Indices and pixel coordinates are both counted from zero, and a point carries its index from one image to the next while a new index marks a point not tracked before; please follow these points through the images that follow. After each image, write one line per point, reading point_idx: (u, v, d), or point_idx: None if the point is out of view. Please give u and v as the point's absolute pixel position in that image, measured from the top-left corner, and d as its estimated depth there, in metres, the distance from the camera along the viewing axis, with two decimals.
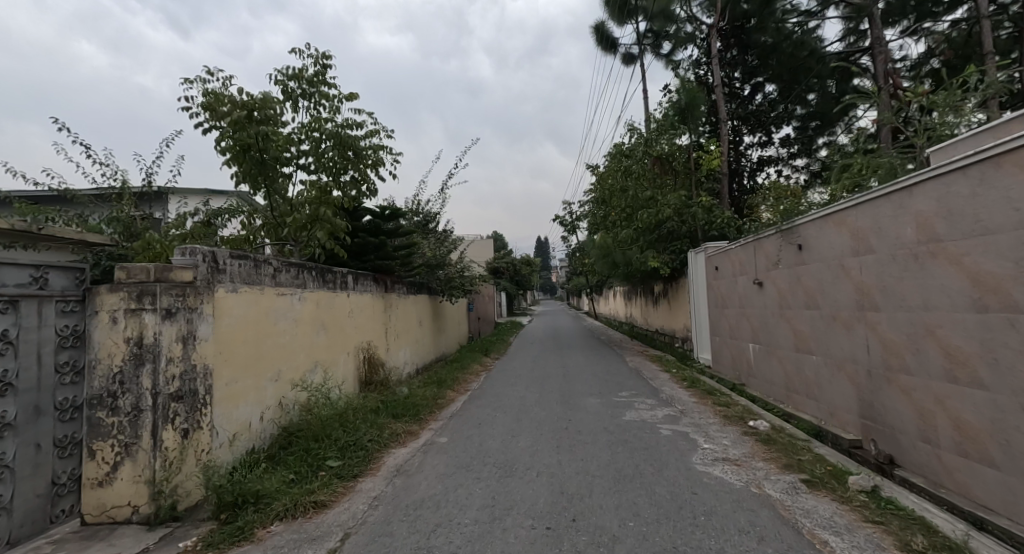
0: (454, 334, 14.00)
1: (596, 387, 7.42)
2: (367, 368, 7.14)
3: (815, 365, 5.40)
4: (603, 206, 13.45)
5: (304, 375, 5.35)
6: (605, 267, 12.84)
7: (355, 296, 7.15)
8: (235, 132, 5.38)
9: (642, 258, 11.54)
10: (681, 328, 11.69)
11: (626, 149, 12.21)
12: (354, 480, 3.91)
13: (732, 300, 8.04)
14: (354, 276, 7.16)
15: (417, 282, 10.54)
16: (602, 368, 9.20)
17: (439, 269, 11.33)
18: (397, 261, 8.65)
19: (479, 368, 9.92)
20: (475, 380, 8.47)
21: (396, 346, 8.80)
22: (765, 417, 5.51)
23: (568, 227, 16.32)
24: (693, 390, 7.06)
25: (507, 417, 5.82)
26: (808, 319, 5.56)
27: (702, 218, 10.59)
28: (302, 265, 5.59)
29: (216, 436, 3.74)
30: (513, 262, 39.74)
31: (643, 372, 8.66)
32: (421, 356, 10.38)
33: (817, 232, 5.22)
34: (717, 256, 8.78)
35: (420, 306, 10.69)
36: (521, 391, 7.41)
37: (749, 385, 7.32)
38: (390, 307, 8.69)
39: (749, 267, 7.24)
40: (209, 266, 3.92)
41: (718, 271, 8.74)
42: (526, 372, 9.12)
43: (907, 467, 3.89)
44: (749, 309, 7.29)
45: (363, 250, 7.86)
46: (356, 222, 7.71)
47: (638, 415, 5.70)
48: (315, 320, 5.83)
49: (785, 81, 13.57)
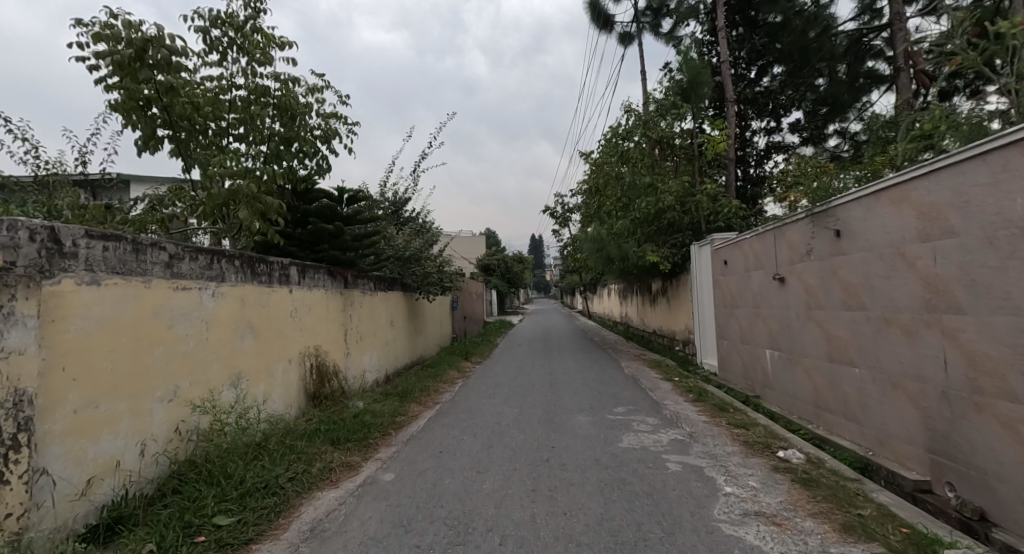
0: (435, 334, 12.93)
1: (586, 399, 6.39)
2: (316, 379, 6.05)
3: (856, 379, 4.34)
4: (596, 196, 12.35)
5: (219, 390, 4.25)
6: (599, 263, 11.77)
7: (302, 293, 6.06)
8: (126, 81, 4.21)
9: (640, 252, 10.48)
10: (682, 330, 10.66)
11: (622, 130, 11.06)
12: (242, 549, 2.78)
13: (744, 299, 6.99)
14: (301, 268, 6.06)
15: (387, 277, 9.41)
16: (593, 375, 8.18)
17: (414, 262, 10.19)
18: (360, 252, 7.54)
19: (456, 375, 8.85)
20: (448, 391, 7.35)
21: (358, 352, 7.70)
22: (796, 444, 4.44)
23: (560, 220, 15.24)
24: (701, 404, 6.01)
25: (477, 442, 4.74)
26: (846, 322, 4.50)
27: (707, 207, 9.54)
28: (220, 253, 4.48)
29: (40, 489, 2.61)
30: (505, 260, 38.74)
31: (641, 381, 7.57)
32: (392, 361, 9.30)
33: (862, 214, 4.15)
34: (725, 249, 7.75)
35: (392, 305, 9.60)
36: (498, 405, 6.34)
37: (766, 399, 6.26)
38: (351, 306, 7.61)
39: (766, 260, 6.19)
40: (44, 248, 2.80)
41: (726, 265, 7.72)
42: (508, 380, 8.02)
43: (1009, 529, 2.82)
44: (767, 309, 6.23)
45: (316, 239, 6.73)
46: (303, 203, 6.66)
47: (637, 440, 4.61)
48: (241, 322, 4.74)
49: (794, 63, 12.49)
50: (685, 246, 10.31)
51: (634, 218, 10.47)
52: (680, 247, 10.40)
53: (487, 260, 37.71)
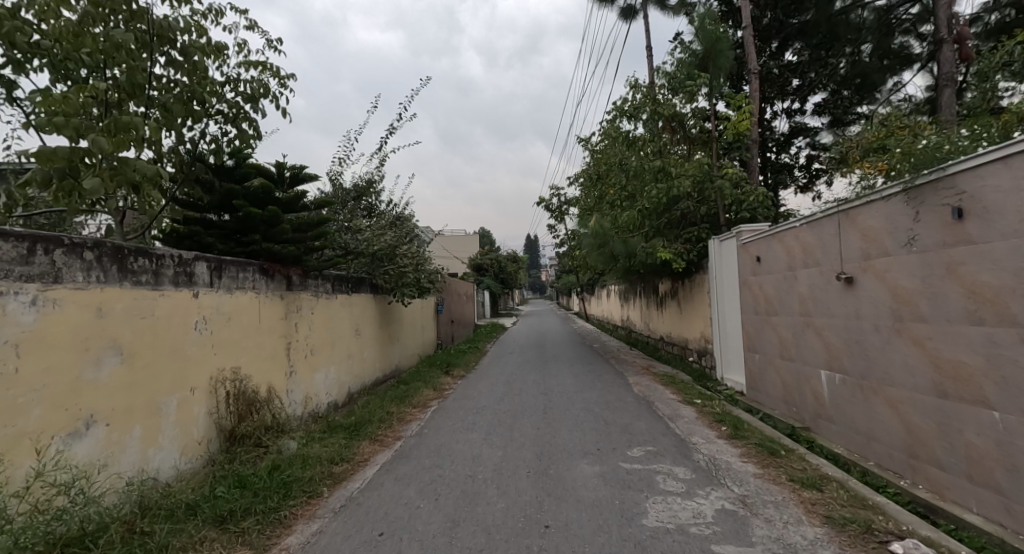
0: (415, 343, 11.47)
1: (590, 434, 4.98)
2: (235, 414, 4.61)
3: (994, 427, 2.93)
4: (597, 185, 10.97)
5: (42, 446, 2.75)
6: (602, 262, 10.36)
7: (220, 300, 4.62)
8: None
9: (649, 248, 9.07)
10: (697, 338, 9.27)
11: (628, 107, 9.64)
12: None
13: (789, 304, 5.59)
14: (219, 265, 4.62)
15: (351, 277, 7.96)
16: (596, 397, 6.77)
17: (383, 259, 8.72)
18: (309, 245, 6.08)
19: (433, 395, 7.40)
20: (416, 420, 5.90)
21: (305, 373, 6.26)
22: (902, 521, 3.02)
23: (556, 214, 13.80)
24: (741, 444, 4.59)
25: (438, 515, 3.30)
26: (971, 342, 3.07)
27: (730, 194, 8.13)
28: (53, 238, 2.97)
29: None
30: (498, 260, 37.40)
31: (655, 406, 6.16)
32: (355, 378, 7.86)
33: (1013, 181, 2.72)
34: (759, 244, 6.39)
35: (357, 311, 8.18)
36: (476, 443, 4.91)
37: (823, 436, 4.84)
38: (297, 314, 6.16)
39: (824, 255, 4.80)
40: None
41: (761, 263, 6.35)
42: (493, 404, 6.58)
43: None
44: (825, 320, 4.81)
45: (248, 226, 5.29)
46: (223, 180, 5.30)
47: (668, 514, 3.18)
48: (99, 340, 3.25)
49: (817, 38, 11.01)
50: (700, 241, 8.92)
51: (642, 209, 9.07)
52: (696, 242, 9.01)
53: (479, 260, 36.25)
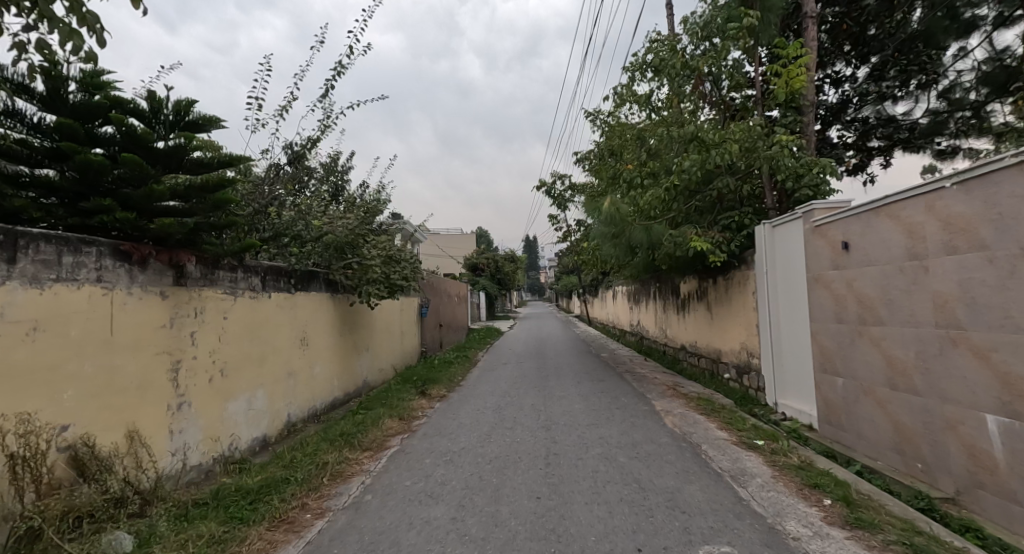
0: (389, 353, 9.69)
1: (623, 517, 3.12)
2: (31, 489, 2.74)
3: None
4: (608, 164, 9.17)
5: None
6: (616, 255, 8.56)
7: (11, 299, 2.75)
8: None
9: (677, 238, 7.25)
10: (737, 351, 7.52)
11: (650, 60, 7.78)
12: None
13: (910, 310, 3.77)
14: (10, 241, 2.77)
15: (294, 271, 6.22)
16: (616, 435, 4.94)
17: (342, 249, 7.08)
18: (211, 223, 4.24)
19: (399, 428, 5.59)
20: (359, 478, 4.05)
21: (209, 403, 4.44)
22: None
23: (558, 202, 11.98)
24: (875, 544, 2.74)
25: None
26: None
27: (787, 168, 6.42)
28: None
29: None
30: (496, 260, 35.79)
31: (704, 455, 4.32)
32: (294, 403, 6.03)
33: None
34: (848, 225, 4.58)
35: (302, 316, 6.40)
36: (441, 531, 3.04)
37: (1001, 524, 2.98)
38: (194, 321, 4.31)
39: (1002, 231, 2.96)
40: None
41: (849, 252, 4.56)
42: (474, 448, 4.73)
43: None
44: (1004, 336, 2.97)
45: (94, 183, 3.45)
46: (60, 117, 3.48)
47: None
48: None
49: None
50: (742, 230, 7.15)
51: (668, 188, 7.28)
52: (736, 230, 7.30)
53: (475, 260, 34.70)
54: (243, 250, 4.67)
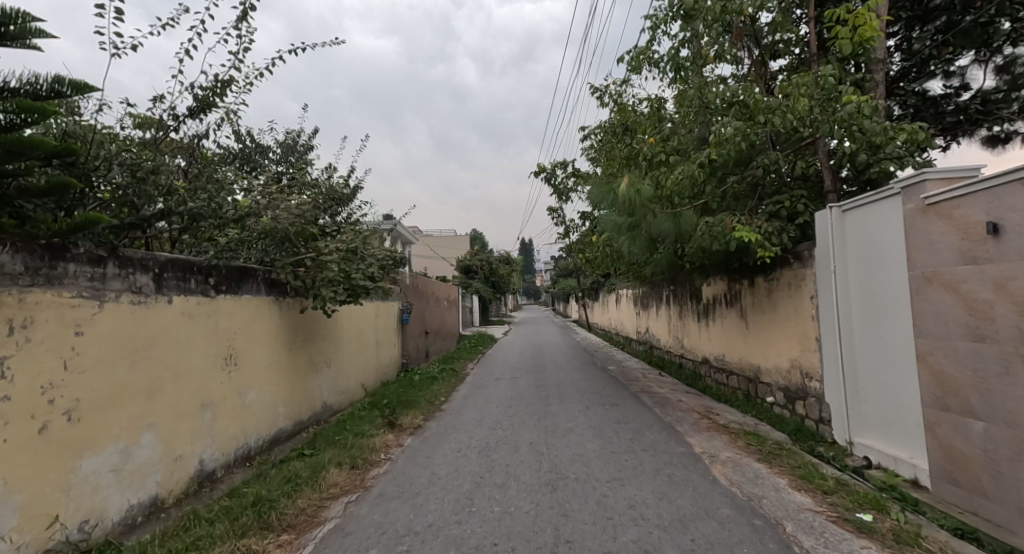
0: (358, 369, 8.15)
1: None
2: None
3: None
4: (622, 142, 7.69)
5: None
6: (632, 250, 7.10)
7: None
8: None
9: (714, 226, 5.78)
10: (785, 371, 6.04)
11: (677, 9, 6.32)
12: None
13: None
14: None
15: (215, 267, 4.70)
16: (653, 504, 3.42)
17: (286, 240, 5.57)
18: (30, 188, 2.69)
19: (346, 484, 4.04)
20: None
21: (36, 467, 2.85)
22: None
23: (560, 192, 10.54)
24: None
25: None
26: None
27: (861, 135, 4.97)
28: None
29: None
30: (490, 262, 34.22)
31: (797, 546, 2.81)
32: (208, 446, 4.46)
33: None
34: (1000, 196, 3.09)
35: (226, 326, 4.84)
36: None
37: None
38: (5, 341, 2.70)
39: None
40: None
41: (1005, 237, 3.06)
42: (448, 528, 3.18)
43: None
44: None
45: None
46: None
47: None
48: None
49: None
50: (793, 219, 5.71)
51: (702, 163, 5.82)
52: (785, 218, 5.85)
53: (468, 261, 33.16)
54: (85, 230, 3.07)
